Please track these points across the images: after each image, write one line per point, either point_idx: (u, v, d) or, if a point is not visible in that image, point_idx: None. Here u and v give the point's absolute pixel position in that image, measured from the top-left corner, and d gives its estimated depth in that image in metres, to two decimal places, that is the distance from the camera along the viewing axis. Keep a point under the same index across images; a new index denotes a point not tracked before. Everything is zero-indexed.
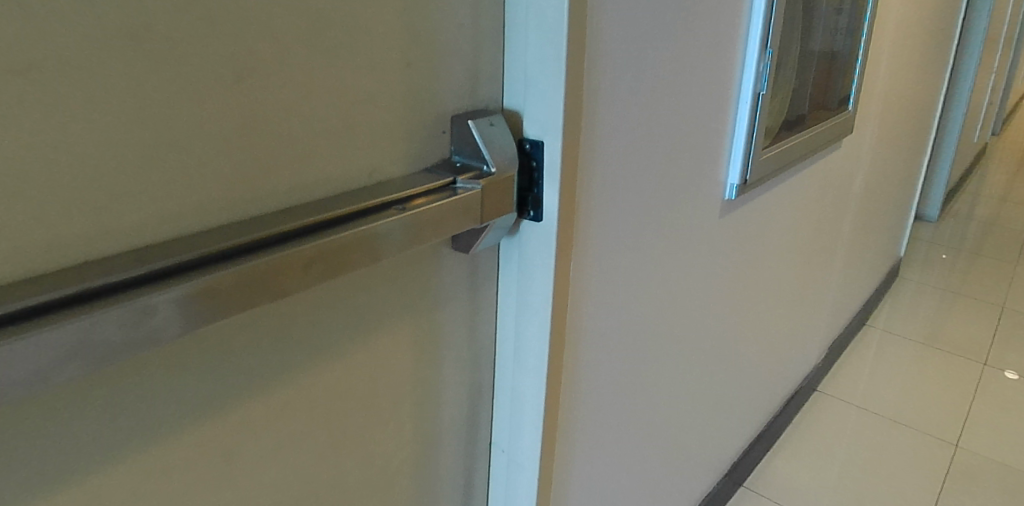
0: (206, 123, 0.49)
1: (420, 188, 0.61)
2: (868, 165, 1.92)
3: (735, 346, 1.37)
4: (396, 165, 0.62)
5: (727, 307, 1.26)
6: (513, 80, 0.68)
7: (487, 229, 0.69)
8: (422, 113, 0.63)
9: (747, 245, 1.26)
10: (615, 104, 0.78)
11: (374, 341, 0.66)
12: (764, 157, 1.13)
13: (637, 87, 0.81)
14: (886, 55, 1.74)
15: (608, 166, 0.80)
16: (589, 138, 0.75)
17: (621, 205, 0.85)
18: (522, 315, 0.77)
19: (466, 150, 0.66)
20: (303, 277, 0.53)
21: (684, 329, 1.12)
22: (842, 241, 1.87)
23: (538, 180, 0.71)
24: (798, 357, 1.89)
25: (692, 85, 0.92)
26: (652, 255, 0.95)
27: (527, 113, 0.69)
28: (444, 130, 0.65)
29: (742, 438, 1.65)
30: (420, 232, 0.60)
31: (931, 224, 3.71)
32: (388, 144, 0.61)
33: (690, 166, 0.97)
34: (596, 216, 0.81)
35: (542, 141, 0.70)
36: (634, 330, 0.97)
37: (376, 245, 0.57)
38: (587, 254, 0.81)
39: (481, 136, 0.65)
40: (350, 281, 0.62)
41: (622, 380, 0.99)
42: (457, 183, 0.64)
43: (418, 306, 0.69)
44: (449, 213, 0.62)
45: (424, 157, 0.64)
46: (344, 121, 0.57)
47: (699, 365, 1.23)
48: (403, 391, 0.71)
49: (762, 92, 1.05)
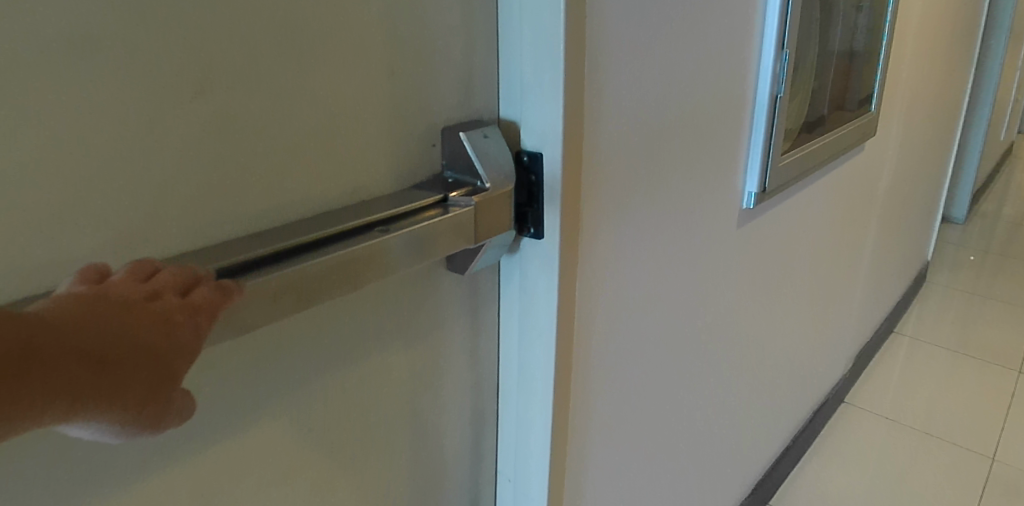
0: (166, 140, 0.45)
1: (405, 208, 0.57)
2: (894, 167, 1.85)
3: (756, 359, 1.31)
4: (384, 181, 0.58)
5: (746, 320, 1.21)
6: (508, 88, 0.64)
7: (485, 247, 0.64)
8: (409, 124, 0.59)
9: (767, 254, 1.21)
10: (620, 112, 0.73)
11: (364, 370, 0.62)
12: (784, 163, 1.07)
13: (643, 92, 0.76)
14: (909, 53, 1.68)
15: (613, 176, 0.75)
16: (591, 148, 0.70)
17: (629, 218, 0.80)
18: (523, 338, 0.72)
19: (459, 164, 0.62)
20: (274, 307, 0.48)
21: (700, 344, 1.06)
22: (867, 247, 1.80)
23: (538, 195, 0.66)
24: (824, 367, 1.83)
25: (703, 87, 0.87)
26: (664, 268, 0.90)
27: (523, 122, 0.65)
28: (435, 143, 0.61)
29: (767, 453, 1.58)
30: (407, 254, 0.56)
31: (960, 226, 3.60)
32: (373, 159, 0.57)
33: (703, 175, 0.92)
34: (602, 230, 0.76)
35: (541, 152, 0.65)
36: (647, 348, 0.92)
37: (357, 271, 0.53)
38: (594, 270, 0.77)
39: (473, 149, 0.61)
40: (336, 305, 0.58)
41: (635, 401, 0.94)
42: (449, 200, 0.60)
43: (412, 332, 0.65)
44: (439, 232, 0.58)
45: (413, 173, 0.60)
46: (324, 134, 0.53)
47: (717, 382, 1.17)
48: (400, 422, 0.66)
49: (779, 93, 1.00)
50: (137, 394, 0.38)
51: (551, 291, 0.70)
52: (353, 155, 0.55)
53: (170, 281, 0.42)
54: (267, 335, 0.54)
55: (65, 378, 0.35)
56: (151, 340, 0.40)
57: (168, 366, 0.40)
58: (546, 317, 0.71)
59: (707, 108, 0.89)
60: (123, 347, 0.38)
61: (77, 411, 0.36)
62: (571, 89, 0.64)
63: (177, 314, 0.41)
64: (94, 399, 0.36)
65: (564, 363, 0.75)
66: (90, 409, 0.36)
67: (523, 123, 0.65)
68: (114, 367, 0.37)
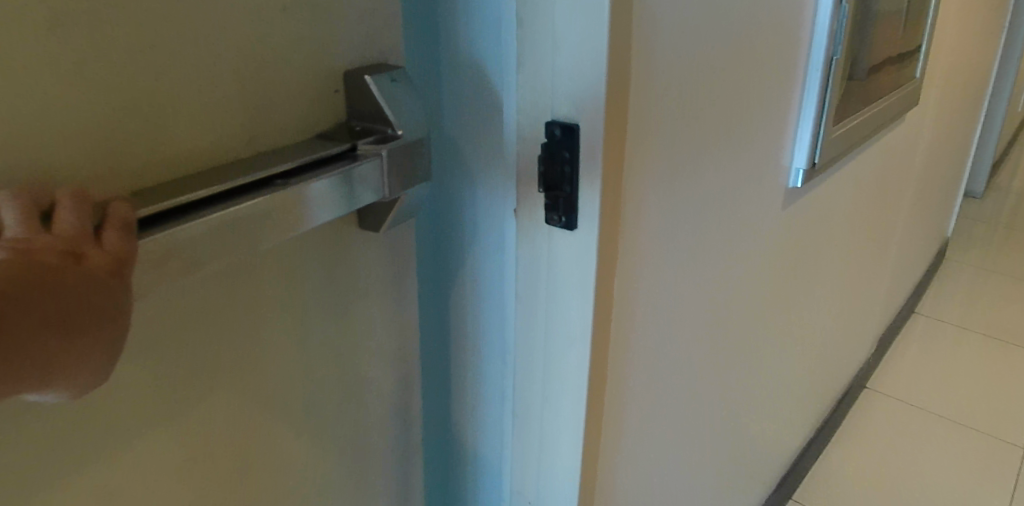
0: (37, 67, 0.36)
1: (311, 157, 0.46)
2: (929, 141, 1.73)
3: (788, 346, 1.20)
4: (283, 130, 0.47)
5: (780, 306, 1.10)
6: (534, 41, 0.52)
7: (404, 200, 0.53)
8: (309, 62, 0.48)
9: (803, 234, 1.09)
10: (664, 72, 0.61)
11: (303, 345, 0.53)
12: (833, 136, 0.95)
13: (691, 47, 0.63)
14: (953, 15, 1.54)
15: (657, 154, 0.63)
16: (635, 119, 0.58)
17: (672, 202, 0.68)
18: (551, 339, 0.61)
19: (363, 108, 0.51)
20: (159, 269, 0.39)
21: (734, 335, 0.95)
22: (898, 224, 1.69)
23: (571, 176, 0.54)
24: (850, 352, 1.72)
25: (755, 48, 0.74)
26: (703, 257, 0.78)
27: (552, 82, 0.52)
28: (340, 88, 0.50)
29: (793, 442, 1.48)
30: (317, 208, 0.45)
31: (980, 202, 3.48)
32: (275, 102, 0.46)
33: (748, 148, 0.80)
34: (643, 212, 0.64)
35: (577, 125, 0.53)
36: (681, 344, 0.81)
37: (259, 229, 0.43)
38: (632, 264, 0.65)
39: (382, 95, 0.50)
40: (260, 271, 0.48)
41: (666, 399, 0.83)
42: (358, 152, 0.49)
43: (358, 299, 0.56)
44: (351, 183, 0.47)
45: (315, 120, 0.49)
46: (202, 73, 0.42)
47: (749, 374, 1.06)
48: (350, 399, 0.59)
49: (836, 57, 0.87)
50: (100, 350, 0.35)
51: (587, 289, 0.58)
52: (244, 100, 0.44)
53: (77, 224, 0.35)
54: (179, 309, 0.44)
55: (25, 349, 0.31)
56: (99, 293, 0.34)
57: (123, 317, 0.35)
58: (580, 318, 0.59)
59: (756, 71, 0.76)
60: (77, 300, 0.33)
61: (48, 377, 0.33)
62: (615, 41, 0.51)
63: (111, 267, 0.35)
64: (63, 365, 0.33)
65: (598, 374, 0.63)
66: (62, 370, 0.33)
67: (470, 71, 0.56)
68: (70, 328, 0.33)
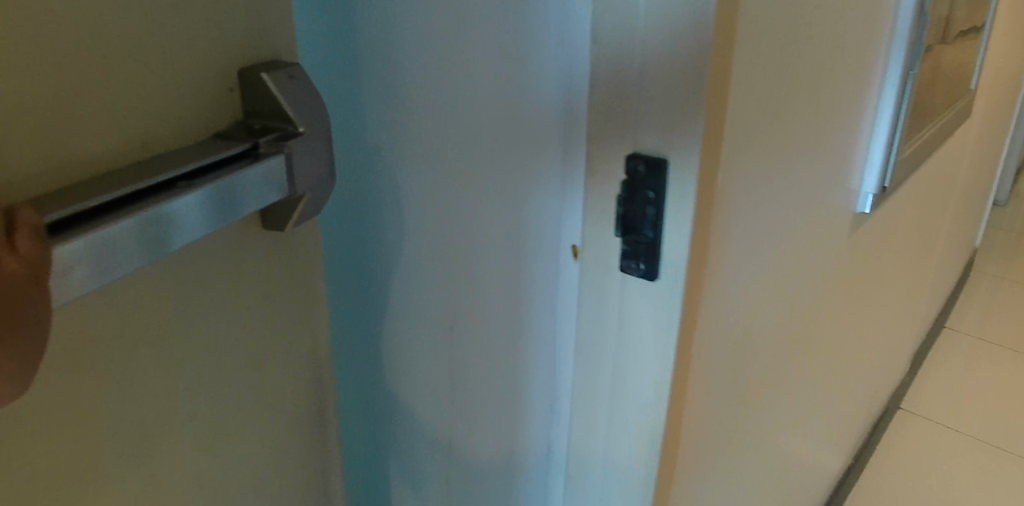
0: None
1: (217, 154, 0.36)
2: (973, 150, 1.64)
3: (839, 373, 1.12)
4: (166, 139, 0.36)
5: (837, 335, 1.01)
6: (620, 51, 0.43)
7: (308, 198, 0.42)
8: (195, 51, 0.37)
9: (865, 259, 1.00)
10: (764, 59, 0.51)
11: (254, 375, 0.44)
12: (905, 155, 0.86)
13: (788, 31, 0.53)
14: (1004, 18, 1.46)
15: (749, 186, 0.54)
16: (731, 151, 0.49)
17: (757, 238, 0.59)
18: (620, 387, 0.53)
19: (260, 103, 0.39)
20: (61, 286, 0.30)
21: (795, 372, 0.87)
22: (940, 237, 1.60)
23: (653, 220, 0.46)
24: (891, 371, 1.63)
25: (841, 61, 0.66)
26: (777, 294, 0.69)
27: (641, 72, 0.43)
28: (234, 85, 0.39)
29: (836, 459, 1.36)
30: (229, 212, 0.36)
31: (1004, 207, 3.39)
32: (161, 96, 0.35)
33: (832, 152, 0.70)
34: (731, 238, 0.54)
35: (667, 160, 0.44)
36: (749, 391, 0.72)
37: (163, 239, 0.33)
38: (713, 312, 0.56)
39: (280, 92, 0.39)
40: (197, 283, 0.39)
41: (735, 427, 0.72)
42: (262, 150, 0.39)
43: (309, 305, 0.48)
44: (263, 183, 0.38)
45: (207, 119, 0.38)
46: (62, 61, 0.31)
47: (805, 409, 0.98)
48: (307, 429, 0.50)
49: (916, 69, 0.78)
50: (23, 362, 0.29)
51: (668, 347, 0.49)
52: (115, 97, 0.33)
53: None
54: (99, 337, 0.35)
55: None
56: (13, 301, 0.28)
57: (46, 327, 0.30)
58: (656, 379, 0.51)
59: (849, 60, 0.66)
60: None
61: None
62: (720, 45, 0.42)
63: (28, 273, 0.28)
64: None
65: (672, 437, 0.55)
66: None
67: (424, 34, 0.48)
68: None
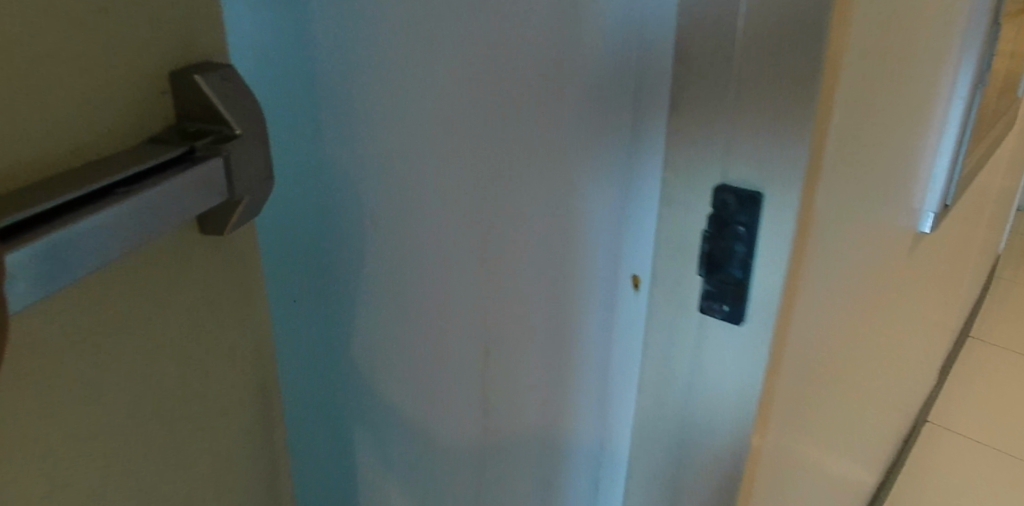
0: None
1: (149, 158, 0.29)
2: (1006, 161, 1.60)
3: (894, 400, 1.06)
4: (92, 147, 0.28)
5: (898, 363, 0.95)
6: (713, 76, 0.39)
7: (247, 206, 0.35)
8: (122, 38, 0.29)
9: (924, 282, 0.95)
10: (865, 56, 0.45)
11: (206, 417, 0.37)
12: (968, 174, 0.82)
13: (886, 51, 0.49)
14: None
15: (838, 219, 0.50)
16: (830, 183, 0.45)
17: (837, 272, 0.55)
18: (694, 418, 0.48)
19: (193, 102, 0.32)
20: None
21: (861, 407, 0.81)
22: (975, 250, 1.55)
23: (743, 258, 0.41)
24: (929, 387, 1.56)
25: (924, 79, 0.61)
26: (851, 327, 0.64)
27: (738, 90, 0.38)
28: (166, 86, 0.31)
29: (884, 468, 1.28)
30: (164, 226, 0.29)
31: None
32: (70, 94, 0.27)
33: (907, 157, 0.64)
34: (818, 274, 0.49)
35: (763, 193, 0.39)
36: (821, 432, 0.67)
37: (87, 259, 0.26)
38: (799, 356, 0.51)
39: (214, 94, 0.32)
40: (138, 308, 0.31)
41: (805, 450, 0.65)
42: (197, 155, 0.31)
43: (264, 326, 0.41)
44: (202, 195, 0.31)
45: (124, 121, 0.30)
46: None
47: (864, 442, 0.92)
48: (262, 473, 0.42)
49: (981, 84, 0.75)
50: None
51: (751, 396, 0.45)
52: (26, 95, 0.26)
53: None
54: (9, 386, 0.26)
55: None
56: None
57: None
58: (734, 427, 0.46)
59: (932, 44, 0.60)
60: None
61: None
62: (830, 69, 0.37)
63: None
64: None
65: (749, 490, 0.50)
66: None
67: (459, 26, 0.42)
68: None
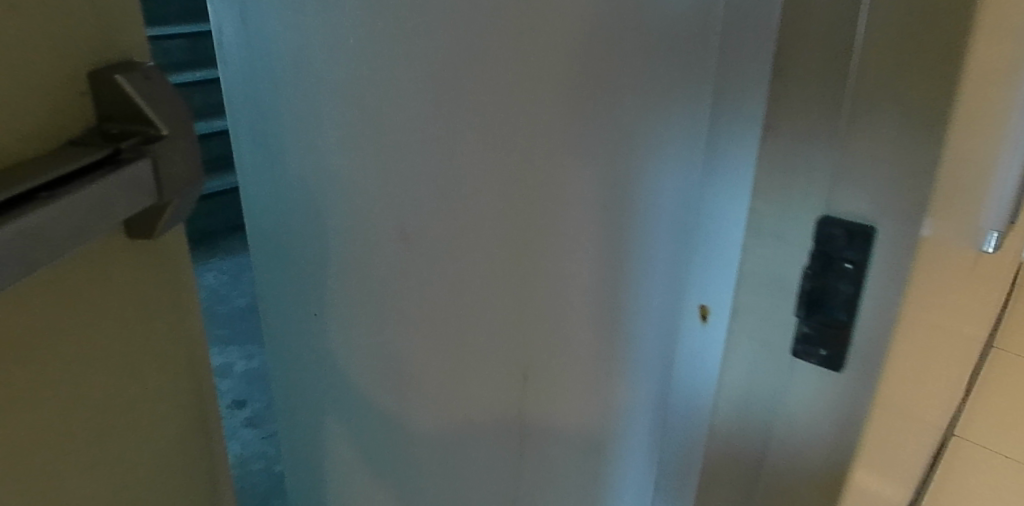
0: None
1: (77, 161, 0.31)
2: None
3: (946, 407, 1.03)
4: (10, 151, 0.30)
5: (954, 372, 0.93)
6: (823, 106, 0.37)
7: (176, 206, 0.37)
8: (31, 51, 0.30)
9: (984, 288, 0.93)
10: (979, 74, 0.43)
11: (132, 401, 0.39)
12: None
13: (991, 66, 0.47)
14: None
15: (937, 241, 0.48)
16: (939, 206, 0.43)
17: (929, 294, 0.53)
18: (777, 440, 0.47)
19: (115, 104, 0.34)
20: None
21: (922, 421, 0.79)
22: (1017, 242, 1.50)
23: (849, 294, 0.41)
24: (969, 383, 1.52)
25: (1010, 92, 0.59)
26: (929, 347, 0.63)
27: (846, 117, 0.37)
28: (87, 88, 0.33)
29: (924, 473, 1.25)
30: (90, 226, 0.31)
31: None
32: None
33: (987, 172, 0.62)
34: (916, 300, 0.47)
35: (874, 228, 0.39)
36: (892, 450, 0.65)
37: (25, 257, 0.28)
38: (889, 382, 0.50)
39: (138, 93, 0.34)
40: (56, 301, 0.33)
41: (873, 474, 0.61)
42: (124, 156, 0.33)
43: (187, 316, 0.43)
44: (129, 194, 0.33)
45: (47, 124, 0.31)
46: None
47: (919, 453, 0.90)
48: (189, 455, 0.45)
49: None
50: None
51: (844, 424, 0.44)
52: None
53: None
54: None
55: None
56: None
57: None
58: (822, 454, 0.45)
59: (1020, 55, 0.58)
60: None
61: None
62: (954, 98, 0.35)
63: None
64: None
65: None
66: None
67: None
68: None
